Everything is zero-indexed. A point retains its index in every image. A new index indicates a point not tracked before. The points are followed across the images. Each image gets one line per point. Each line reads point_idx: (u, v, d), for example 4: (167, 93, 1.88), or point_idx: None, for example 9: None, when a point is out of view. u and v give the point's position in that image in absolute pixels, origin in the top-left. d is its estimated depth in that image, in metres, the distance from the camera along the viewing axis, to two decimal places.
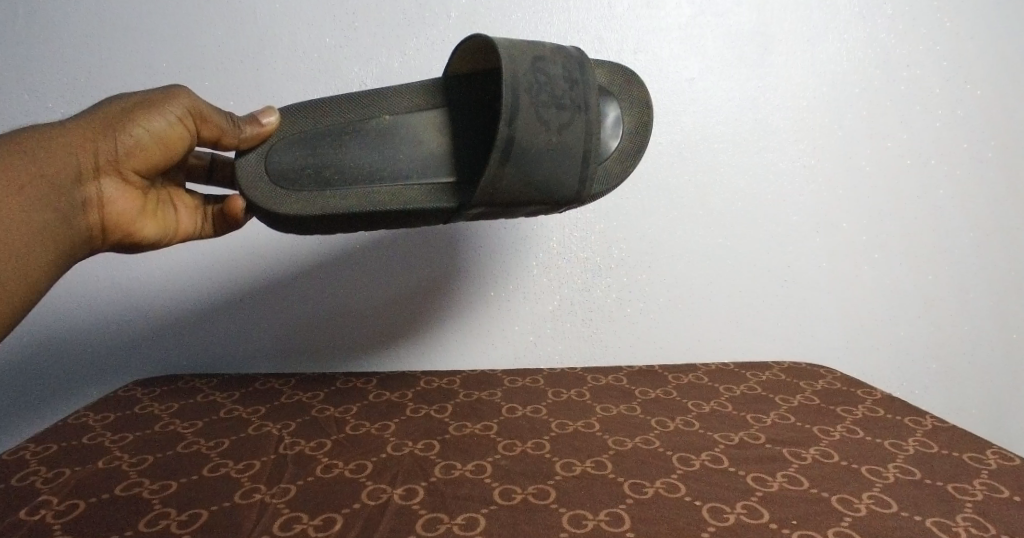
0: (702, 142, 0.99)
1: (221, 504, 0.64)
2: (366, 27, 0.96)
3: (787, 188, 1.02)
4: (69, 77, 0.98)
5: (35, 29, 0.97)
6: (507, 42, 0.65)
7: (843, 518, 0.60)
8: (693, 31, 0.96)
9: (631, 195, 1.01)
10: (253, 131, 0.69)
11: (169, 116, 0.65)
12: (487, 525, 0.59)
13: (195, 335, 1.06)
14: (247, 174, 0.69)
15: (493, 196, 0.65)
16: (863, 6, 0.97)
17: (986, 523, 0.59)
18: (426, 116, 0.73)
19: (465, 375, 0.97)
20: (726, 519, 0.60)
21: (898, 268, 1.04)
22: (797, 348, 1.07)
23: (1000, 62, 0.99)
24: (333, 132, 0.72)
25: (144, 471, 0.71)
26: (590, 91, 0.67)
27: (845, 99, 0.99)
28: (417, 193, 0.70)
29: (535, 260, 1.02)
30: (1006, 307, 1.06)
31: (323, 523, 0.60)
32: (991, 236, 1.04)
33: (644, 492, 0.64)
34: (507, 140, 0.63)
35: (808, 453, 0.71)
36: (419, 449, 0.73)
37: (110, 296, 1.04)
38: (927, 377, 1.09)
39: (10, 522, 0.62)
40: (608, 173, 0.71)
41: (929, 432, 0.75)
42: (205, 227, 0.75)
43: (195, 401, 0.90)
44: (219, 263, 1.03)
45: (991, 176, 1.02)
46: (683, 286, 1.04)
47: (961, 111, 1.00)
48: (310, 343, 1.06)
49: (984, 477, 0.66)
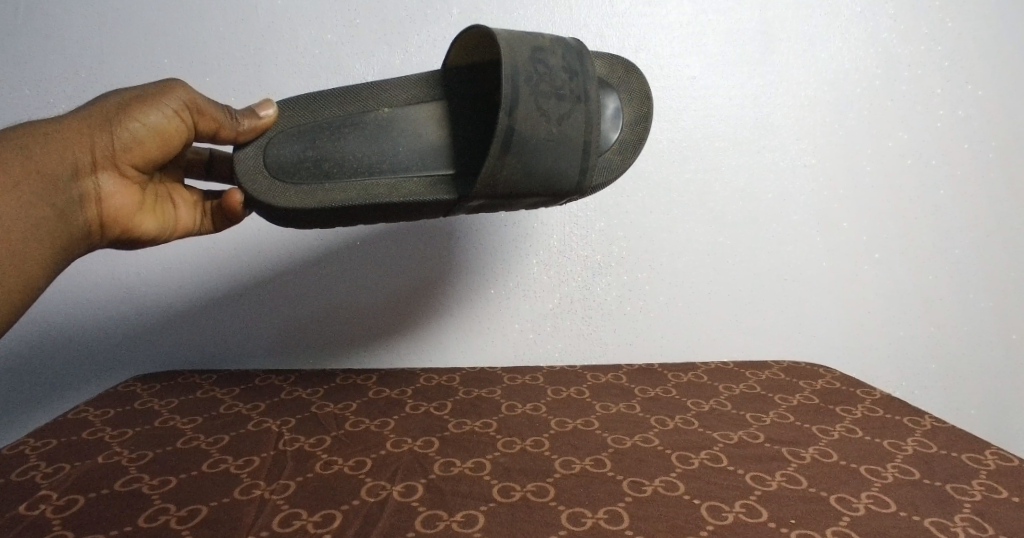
0: (703, 141, 0.99)
1: (220, 500, 0.64)
2: (366, 23, 0.96)
3: (787, 188, 1.01)
4: (70, 72, 0.98)
5: (36, 24, 0.97)
6: (506, 33, 0.65)
7: (841, 518, 0.60)
8: (694, 29, 0.96)
9: (632, 193, 1.01)
10: (253, 124, 0.69)
11: (166, 109, 0.65)
12: (486, 522, 0.60)
13: (196, 331, 1.06)
14: (245, 166, 0.69)
15: (493, 187, 0.65)
16: (864, 6, 0.97)
17: (985, 523, 0.59)
18: (425, 108, 0.73)
19: (465, 373, 0.97)
20: (725, 518, 0.60)
21: (898, 268, 1.05)
22: (797, 348, 1.08)
23: (1001, 62, 0.99)
24: (332, 125, 0.72)
25: (144, 467, 0.71)
26: (590, 81, 0.67)
27: (846, 98, 0.99)
28: (416, 185, 0.70)
29: (535, 257, 1.02)
30: (1006, 308, 1.06)
31: (323, 520, 0.61)
32: (990, 237, 1.04)
33: (643, 490, 0.64)
34: (507, 130, 0.63)
35: (807, 453, 0.71)
36: (418, 446, 0.73)
37: (109, 291, 1.04)
38: (926, 379, 1.09)
39: (9, 517, 0.62)
40: (609, 164, 0.71)
41: (928, 432, 0.75)
42: (204, 222, 0.76)
43: (194, 397, 0.90)
44: (219, 258, 1.03)
45: (990, 177, 1.02)
46: (683, 286, 1.04)
47: (961, 111, 1.00)
48: (311, 339, 1.06)
49: (983, 477, 0.66)
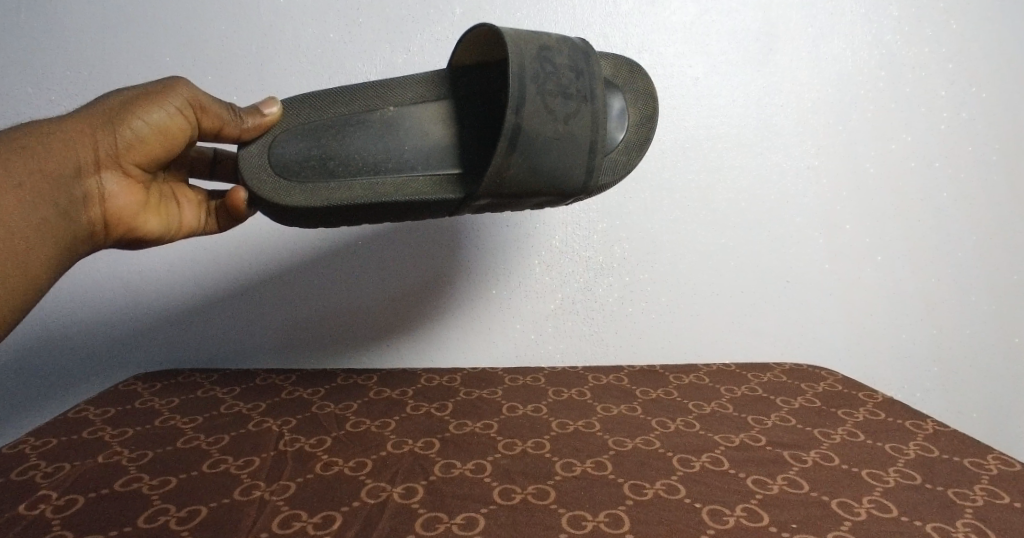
0: (706, 143, 0.99)
1: (220, 501, 0.64)
2: (370, 22, 0.95)
3: (789, 189, 1.01)
4: (72, 70, 0.98)
5: (38, 21, 0.97)
6: (512, 32, 0.64)
7: (843, 522, 0.59)
8: (698, 29, 0.96)
9: (635, 194, 1.00)
10: (256, 122, 0.69)
11: (169, 108, 0.64)
12: (486, 525, 0.59)
13: (198, 331, 1.06)
14: (249, 165, 0.68)
15: (500, 187, 0.65)
16: (869, 8, 0.96)
17: (986, 529, 0.59)
18: (429, 108, 0.73)
19: (465, 374, 0.97)
20: (726, 522, 0.60)
21: (900, 269, 1.04)
22: (797, 350, 1.07)
23: (1005, 63, 0.98)
24: (338, 124, 0.72)
25: (143, 466, 0.71)
26: (596, 81, 0.67)
27: (849, 100, 0.99)
28: (421, 184, 0.69)
29: (536, 257, 1.02)
30: (1007, 310, 1.06)
31: (322, 522, 0.60)
32: (992, 239, 1.04)
33: (644, 493, 0.64)
34: (513, 129, 0.63)
35: (808, 456, 0.71)
36: (419, 447, 0.73)
37: (112, 289, 1.04)
38: (928, 381, 1.09)
39: (9, 516, 0.62)
40: (615, 164, 0.71)
41: (930, 436, 0.75)
42: (210, 222, 0.75)
43: (195, 396, 0.90)
44: (220, 258, 1.03)
45: (993, 179, 1.02)
46: (684, 286, 1.04)
47: (965, 114, 1.00)
48: (311, 338, 1.06)
49: (985, 482, 0.66)
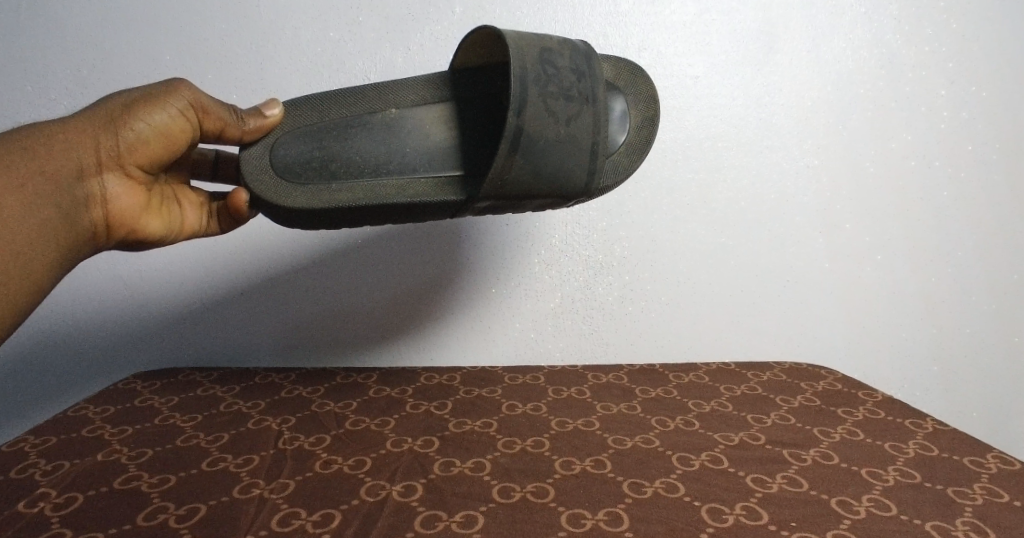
0: (706, 142, 0.99)
1: (220, 499, 0.64)
2: (370, 22, 0.95)
3: (789, 187, 1.01)
4: (72, 69, 0.98)
5: (38, 20, 0.97)
6: (514, 34, 0.64)
7: (842, 521, 0.59)
8: (698, 27, 0.96)
9: (634, 193, 1.00)
10: (258, 123, 0.69)
11: (171, 109, 0.65)
12: (485, 523, 0.59)
13: (197, 330, 1.06)
14: (251, 167, 0.68)
15: (501, 188, 0.65)
16: (869, 6, 0.96)
17: (986, 527, 0.59)
18: (430, 109, 0.73)
19: (465, 372, 0.97)
20: (725, 521, 0.59)
21: (900, 268, 1.04)
22: (797, 350, 1.07)
23: (1005, 62, 0.98)
24: (339, 125, 0.72)
25: (143, 465, 0.71)
26: (598, 84, 0.67)
27: (849, 99, 0.98)
28: (423, 186, 0.69)
29: (536, 257, 1.02)
30: (1007, 309, 1.06)
31: (321, 519, 0.60)
32: (992, 239, 1.04)
33: (643, 492, 0.64)
34: (516, 130, 0.63)
35: (808, 454, 0.71)
36: (418, 445, 0.73)
37: (113, 289, 1.04)
38: (927, 380, 1.08)
39: (9, 514, 0.62)
40: (615, 167, 0.71)
41: (930, 435, 0.75)
42: (211, 224, 0.75)
43: (194, 394, 0.90)
44: (220, 258, 1.03)
45: (994, 179, 1.02)
46: (684, 286, 1.04)
47: (965, 113, 1.00)
48: (311, 338, 1.06)
49: (985, 480, 0.66)
